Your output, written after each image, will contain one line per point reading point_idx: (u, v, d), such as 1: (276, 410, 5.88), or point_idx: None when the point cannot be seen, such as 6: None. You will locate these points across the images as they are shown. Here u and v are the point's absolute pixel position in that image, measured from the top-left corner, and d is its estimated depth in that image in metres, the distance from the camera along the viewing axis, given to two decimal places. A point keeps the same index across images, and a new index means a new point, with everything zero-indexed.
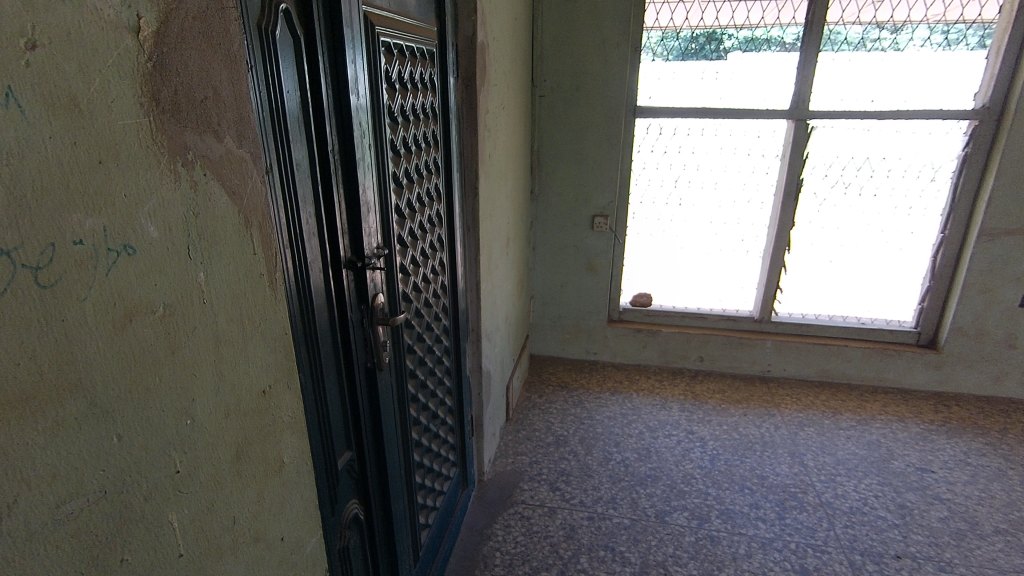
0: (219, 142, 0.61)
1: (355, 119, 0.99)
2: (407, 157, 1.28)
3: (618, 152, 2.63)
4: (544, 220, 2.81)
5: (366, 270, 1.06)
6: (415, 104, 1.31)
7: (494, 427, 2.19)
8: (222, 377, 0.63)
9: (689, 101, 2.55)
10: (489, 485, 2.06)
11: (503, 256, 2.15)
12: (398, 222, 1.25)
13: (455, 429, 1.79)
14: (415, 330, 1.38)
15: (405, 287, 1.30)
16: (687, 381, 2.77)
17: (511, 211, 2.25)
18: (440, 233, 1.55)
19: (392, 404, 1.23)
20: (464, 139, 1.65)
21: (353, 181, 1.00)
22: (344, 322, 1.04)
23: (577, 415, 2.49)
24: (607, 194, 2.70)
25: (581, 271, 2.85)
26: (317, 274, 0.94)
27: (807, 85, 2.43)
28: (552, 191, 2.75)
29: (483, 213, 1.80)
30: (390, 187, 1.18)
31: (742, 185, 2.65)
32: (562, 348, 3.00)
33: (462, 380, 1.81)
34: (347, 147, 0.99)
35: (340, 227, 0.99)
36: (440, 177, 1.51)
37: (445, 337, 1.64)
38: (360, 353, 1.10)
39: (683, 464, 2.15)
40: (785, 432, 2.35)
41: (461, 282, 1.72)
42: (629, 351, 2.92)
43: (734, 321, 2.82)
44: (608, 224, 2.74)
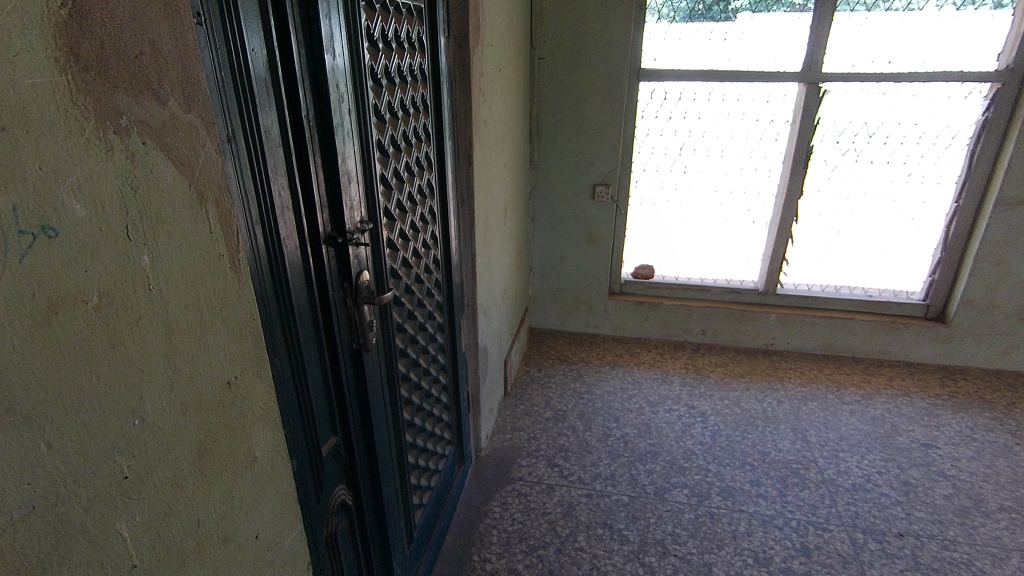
0: (163, 106, 0.53)
1: (332, 81, 0.90)
2: (393, 123, 1.19)
3: (621, 118, 2.52)
4: (543, 190, 2.72)
5: (348, 246, 0.99)
6: (402, 65, 1.21)
7: (492, 403, 2.15)
8: (177, 372, 0.57)
9: (697, 63, 2.43)
10: (486, 462, 2.04)
11: (500, 227, 2.07)
12: (385, 193, 1.17)
13: (450, 407, 1.74)
14: (405, 308, 1.31)
15: (394, 263, 1.23)
16: (689, 355, 2.73)
17: (508, 180, 2.16)
18: (432, 204, 1.46)
19: (380, 386, 1.17)
20: (457, 105, 1.55)
21: (331, 149, 0.92)
22: (324, 302, 0.98)
23: (577, 390, 2.45)
24: (609, 161, 2.60)
25: (581, 242, 2.77)
26: (292, 251, 0.87)
27: (821, 45, 2.30)
28: (552, 159, 2.65)
29: (478, 183, 1.71)
30: (375, 156, 1.10)
31: (750, 152, 2.55)
32: (562, 321, 2.95)
33: (457, 358, 1.75)
34: (322, 112, 0.90)
35: (318, 200, 0.91)
36: (430, 145, 1.42)
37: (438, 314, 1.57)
38: (344, 334, 1.04)
39: (683, 440, 2.13)
40: (788, 407, 2.32)
41: (454, 256, 1.64)
42: (631, 324, 2.87)
43: (738, 294, 2.76)
44: (609, 193, 2.64)
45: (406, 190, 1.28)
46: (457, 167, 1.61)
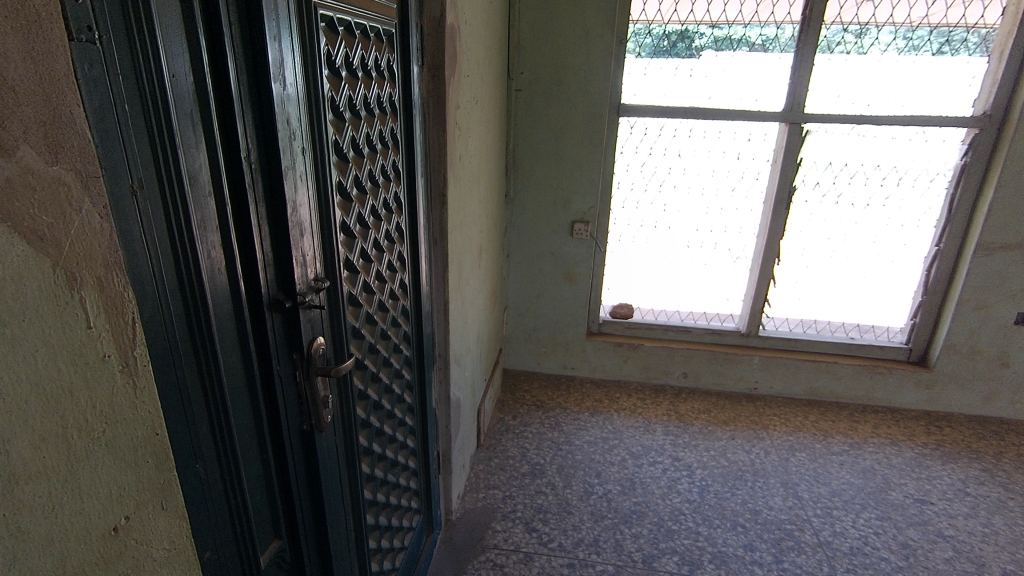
0: (10, 157, 0.36)
1: (282, 115, 0.74)
2: (358, 161, 1.03)
3: (600, 153, 2.42)
4: (520, 225, 2.59)
5: (299, 311, 0.82)
6: (369, 97, 1.06)
7: (464, 459, 1.97)
8: (22, 538, 0.39)
9: (677, 100, 2.36)
10: (457, 527, 1.85)
11: (475, 268, 1.93)
12: (346, 242, 1.01)
13: (418, 473, 1.55)
14: (368, 371, 1.14)
15: (356, 322, 1.06)
16: (670, 400, 2.61)
17: (484, 217, 2.02)
18: (401, 249, 1.30)
19: (337, 469, 0.99)
20: (430, 139, 1.41)
21: (279, 196, 0.76)
22: (268, 379, 0.80)
23: (555, 441, 2.30)
24: (588, 197, 2.49)
25: (558, 280, 2.64)
26: (223, 323, 0.70)
27: (802, 86, 2.26)
28: (529, 193, 2.53)
29: (451, 223, 1.56)
30: (335, 201, 0.94)
31: (731, 190, 2.48)
32: (538, 363, 2.80)
33: (427, 416, 1.57)
34: (267, 153, 0.74)
35: (261, 258, 0.74)
36: (400, 185, 1.26)
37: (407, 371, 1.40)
38: (292, 415, 0.86)
39: (670, 498, 1.98)
40: (776, 458, 2.20)
41: (425, 304, 1.48)
42: (610, 367, 2.74)
43: (719, 335, 2.67)
44: (588, 231, 2.53)
45: (372, 237, 1.11)
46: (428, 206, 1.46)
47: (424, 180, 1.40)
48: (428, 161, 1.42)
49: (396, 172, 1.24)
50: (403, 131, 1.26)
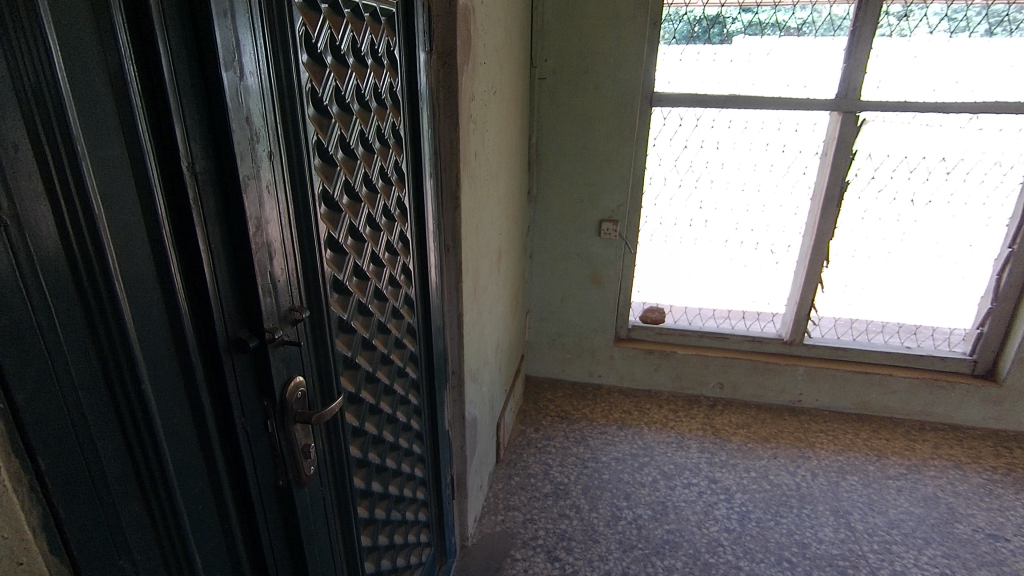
0: None
1: (238, 113, 0.59)
2: (350, 164, 0.87)
3: (631, 146, 2.23)
4: (543, 224, 2.42)
5: (268, 351, 0.67)
6: (365, 88, 0.90)
7: (481, 480, 1.83)
8: None
9: (715, 87, 2.15)
10: (474, 554, 1.71)
11: (493, 275, 1.77)
12: (336, 261, 0.85)
13: (428, 503, 1.41)
14: (365, 404, 0.99)
15: (348, 351, 0.91)
16: (705, 412, 2.42)
17: (504, 218, 1.86)
18: (408, 262, 1.15)
19: (324, 523, 0.85)
20: (440, 135, 1.25)
21: (235, 213, 0.61)
22: (229, 434, 0.66)
23: (580, 457, 2.14)
24: (617, 194, 2.31)
25: (584, 282, 2.47)
26: (160, 378, 0.55)
27: (858, 71, 2.02)
28: (553, 190, 2.36)
29: (466, 228, 1.40)
30: (318, 214, 0.78)
31: (775, 186, 2.26)
32: (562, 370, 2.64)
33: (438, 441, 1.42)
34: (218, 160, 0.59)
35: (213, 291, 0.60)
36: (405, 188, 1.10)
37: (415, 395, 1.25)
38: (264, 473, 0.72)
39: (706, 526, 1.80)
40: (825, 482, 2.00)
41: (436, 318, 1.32)
42: (640, 375, 2.56)
43: (760, 343, 2.46)
44: (617, 230, 2.35)
45: (370, 250, 0.96)
46: (438, 209, 1.30)
47: (433, 182, 1.24)
48: (437, 159, 1.25)
49: (400, 174, 1.08)
50: (408, 127, 1.10)
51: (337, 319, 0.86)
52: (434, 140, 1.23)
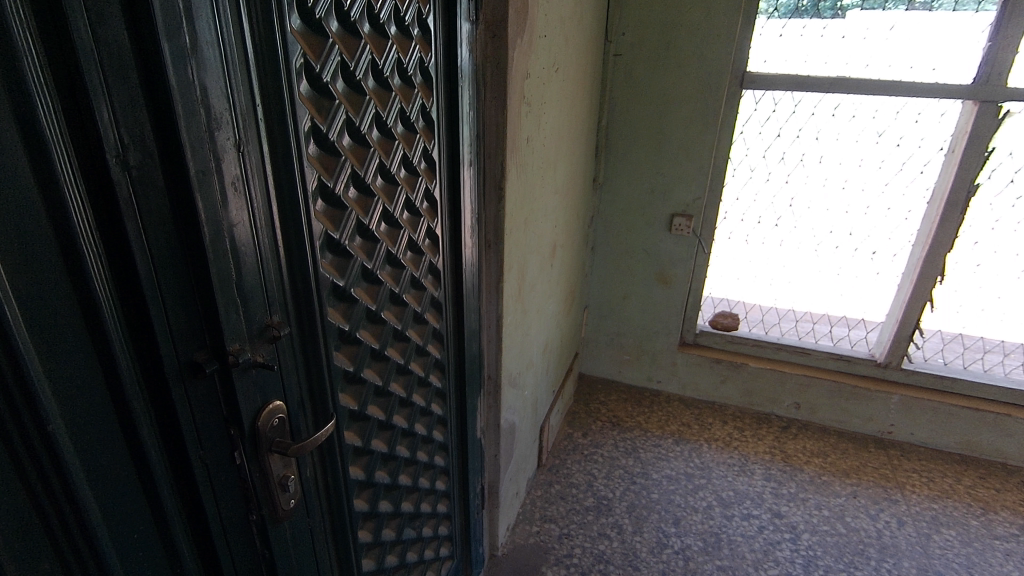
0: None
1: (188, 94, 0.48)
2: (362, 151, 0.74)
3: (713, 133, 1.98)
4: (609, 215, 2.23)
5: (232, 375, 0.57)
6: (384, 64, 0.76)
7: (517, 487, 1.72)
8: None
9: (821, 69, 1.86)
10: (503, 566, 1.61)
11: (544, 271, 1.62)
12: (336, 267, 0.73)
13: (452, 516, 1.31)
14: (373, 421, 0.88)
15: (351, 365, 0.80)
16: (776, 434, 2.17)
17: (562, 210, 1.70)
18: (437, 261, 1.02)
19: (309, 556, 0.76)
20: (486, 119, 1.11)
21: (188, 215, 0.50)
22: (183, 468, 0.57)
23: (628, 470, 1.98)
24: (693, 186, 2.07)
25: (649, 280, 2.26)
26: (78, 413, 0.46)
27: (1006, 52, 1.66)
28: (622, 178, 2.16)
29: (512, 221, 1.26)
30: (313, 215, 0.66)
31: (885, 185, 1.95)
32: (619, 372, 2.47)
33: (467, 450, 1.31)
34: (164, 149, 0.48)
35: (156, 308, 0.50)
36: (436, 178, 0.97)
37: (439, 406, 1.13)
38: (230, 508, 0.63)
39: (764, 568, 1.60)
40: (913, 533, 1.73)
41: (471, 321, 1.20)
42: (704, 385, 2.34)
43: (848, 363, 2.17)
44: (691, 226, 2.12)
45: (385, 251, 0.84)
46: (478, 201, 1.17)
47: (474, 171, 1.10)
48: (480, 146, 1.11)
49: (430, 162, 0.94)
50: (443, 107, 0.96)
51: (337, 331, 0.75)
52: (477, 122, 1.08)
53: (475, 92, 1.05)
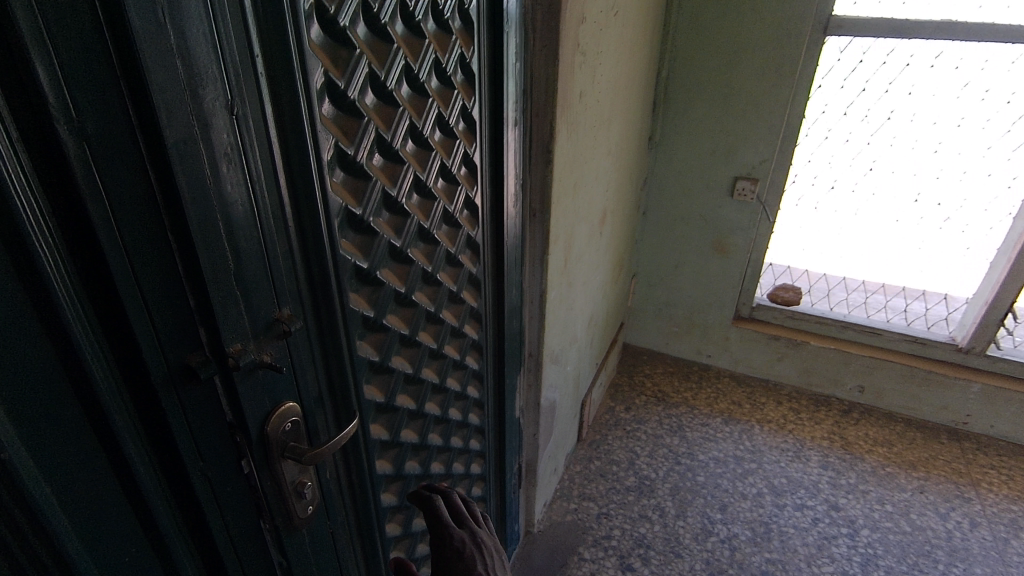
0: None
1: (159, 41, 0.38)
2: (389, 112, 0.63)
3: (789, 87, 1.76)
4: (664, 177, 2.06)
5: (237, 375, 0.50)
6: (416, 4, 0.64)
7: (555, 463, 1.65)
8: None
9: (923, 11, 1.60)
10: (538, 544, 1.56)
11: (593, 240, 1.50)
12: (361, 247, 0.63)
13: (487, 497, 1.25)
14: (403, 411, 0.80)
15: (377, 354, 0.71)
16: (835, 418, 2.02)
17: (614, 172, 1.55)
18: (476, 235, 0.92)
19: (331, 559, 0.70)
20: (534, 70, 0.97)
21: (171, 197, 0.42)
22: (182, 482, 0.50)
23: (673, 450, 1.88)
24: (761, 147, 1.87)
25: (705, 249, 2.10)
26: (44, 434, 0.39)
27: None
28: (681, 136, 1.97)
29: (560, 188, 1.13)
30: (332, 188, 0.57)
31: (988, 149, 1.70)
32: (666, 343, 2.34)
33: (505, 431, 1.24)
34: (136, 115, 0.39)
35: (137, 309, 0.42)
36: (476, 140, 0.85)
37: (476, 389, 1.05)
38: (240, 520, 0.56)
39: (818, 565, 1.50)
40: (987, 536, 1.58)
41: (513, 298, 1.10)
42: (759, 362, 2.19)
43: (923, 347, 1.97)
44: (755, 191, 1.92)
45: (417, 226, 0.73)
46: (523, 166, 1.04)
47: (519, 131, 0.97)
48: (527, 103, 0.98)
49: (470, 122, 0.82)
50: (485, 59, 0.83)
51: (362, 319, 0.66)
52: (524, 74, 0.95)
53: (522, 39, 0.91)
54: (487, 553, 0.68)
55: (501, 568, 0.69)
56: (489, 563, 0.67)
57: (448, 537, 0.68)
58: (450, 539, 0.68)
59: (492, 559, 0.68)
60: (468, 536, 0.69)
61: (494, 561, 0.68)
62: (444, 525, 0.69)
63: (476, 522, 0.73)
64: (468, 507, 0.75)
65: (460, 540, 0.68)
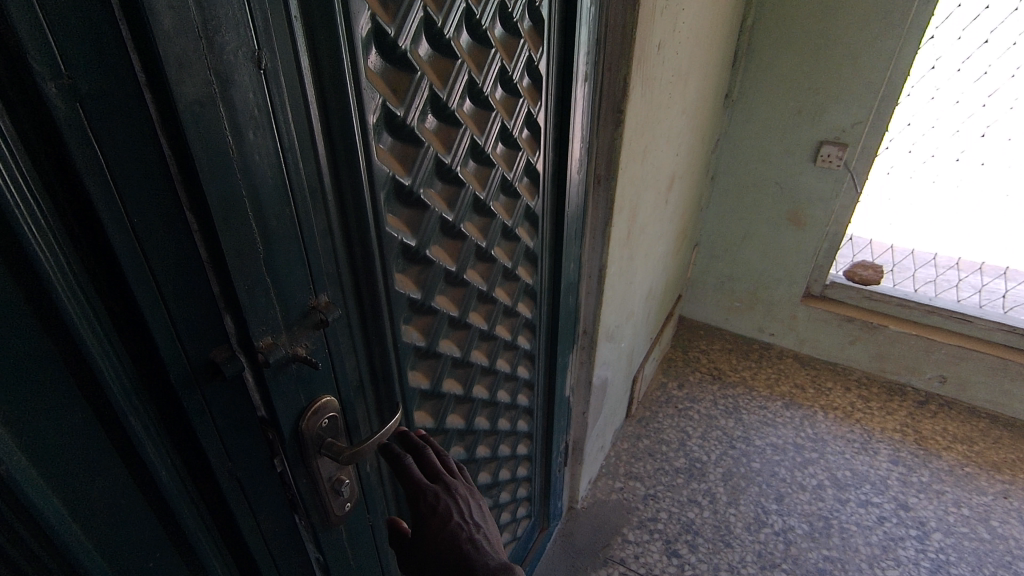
0: None
1: None
2: (446, 65, 0.54)
3: (894, 38, 1.53)
4: (738, 139, 1.88)
5: (268, 372, 0.44)
6: None
7: (603, 441, 1.59)
8: None
9: None
10: (581, 521, 1.52)
11: (659, 208, 1.38)
12: (411, 221, 0.56)
13: (532, 477, 1.20)
14: (449, 397, 0.74)
15: (424, 339, 0.64)
16: (910, 410, 1.86)
17: (687, 133, 1.41)
18: (535, 205, 0.83)
19: (369, 552, 0.66)
20: (610, 16, 0.84)
21: (187, 170, 0.35)
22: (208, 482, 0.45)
23: (727, 432, 1.79)
24: (854, 108, 1.66)
25: (778, 220, 1.93)
26: (49, 442, 0.34)
27: None
28: (761, 94, 1.78)
29: (630, 152, 1.02)
30: (381, 152, 0.49)
31: None
32: (726, 319, 2.21)
33: (554, 411, 1.18)
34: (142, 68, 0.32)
35: (150, 301, 0.36)
36: (541, 98, 0.75)
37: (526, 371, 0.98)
38: (273, 519, 0.52)
39: (882, 568, 1.39)
40: None
41: (570, 273, 1.01)
42: (827, 344, 2.04)
43: None
44: (843, 157, 1.73)
45: (472, 196, 0.65)
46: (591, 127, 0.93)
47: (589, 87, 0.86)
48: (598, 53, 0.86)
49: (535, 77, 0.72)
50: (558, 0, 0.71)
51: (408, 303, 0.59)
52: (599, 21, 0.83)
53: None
54: (466, 508, 0.59)
55: (482, 520, 0.61)
56: (470, 518, 0.59)
57: (424, 501, 0.56)
58: (426, 503, 0.56)
59: (473, 512, 0.60)
60: (445, 493, 0.57)
61: (474, 512, 0.60)
62: (416, 486, 0.56)
63: (454, 473, 0.61)
64: (443, 457, 0.62)
65: (436, 500, 0.57)
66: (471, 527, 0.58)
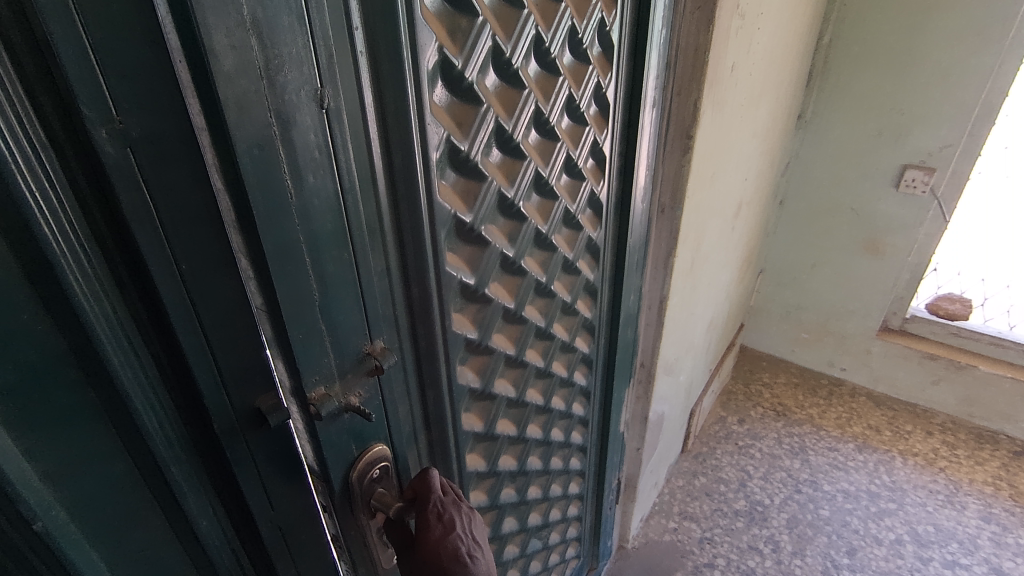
0: None
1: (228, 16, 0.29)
2: (512, 95, 0.51)
3: (992, 54, 1.41)
4: (811, 161, 1.77)
5: (321, 422, 0.42)
6: None
7: (657, 477, 1.51)
8: None
9: None
10: (631, 562, 1.44)
11: (723, 235, 1.30)
12: (472, 260, 0.53)
13: (582, 516, 1.14)
14: (502, 438, 0.70)
15: (479, 380, 0.61)
16: (1003, 461, 1.68)
17: (756, 157, 1.33)
18: (597, 236, 0.78)
19: None
20: (679, 39, 0.80)
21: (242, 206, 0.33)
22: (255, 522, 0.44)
23: (792, 475, 1.66)
24: (942, 130, 1.54)
25: (853, 247, 1.81)
26: (90, 497, 0.33)
27: None
28: (837, 115, 1.68)
29: (697, 178, 0.96)
30: (443, 188, 0.46)
31: None
32: (792, 350, 2.08)
33: (608, 449, 1.12)
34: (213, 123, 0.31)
35: (199, 347, 0.34)
36: (607, 124, 0.71)
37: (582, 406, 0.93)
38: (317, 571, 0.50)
39: None
40: None
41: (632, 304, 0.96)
42: (906, 383, 1.88)
43: None
44: (929, 183, 1.60)
45: (534, 231, 0.61)
46: (657, 152, 0.88)
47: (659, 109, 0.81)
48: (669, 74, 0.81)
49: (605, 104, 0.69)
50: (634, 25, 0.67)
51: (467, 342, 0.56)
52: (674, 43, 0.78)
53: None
54: (470, 526, 0.50)
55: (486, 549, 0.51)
56: (472, 538, 0.50)
57: (422, 512, 0.49)
58: (426, 512, 0.49)
59: (475, 531, 0.51)
60: (449, 506, 0.50)
61: (477, 534, 0.51)
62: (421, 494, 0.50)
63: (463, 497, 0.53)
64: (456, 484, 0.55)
65: (439, 510, 0.49)
66: (471, 545, 0.49)
